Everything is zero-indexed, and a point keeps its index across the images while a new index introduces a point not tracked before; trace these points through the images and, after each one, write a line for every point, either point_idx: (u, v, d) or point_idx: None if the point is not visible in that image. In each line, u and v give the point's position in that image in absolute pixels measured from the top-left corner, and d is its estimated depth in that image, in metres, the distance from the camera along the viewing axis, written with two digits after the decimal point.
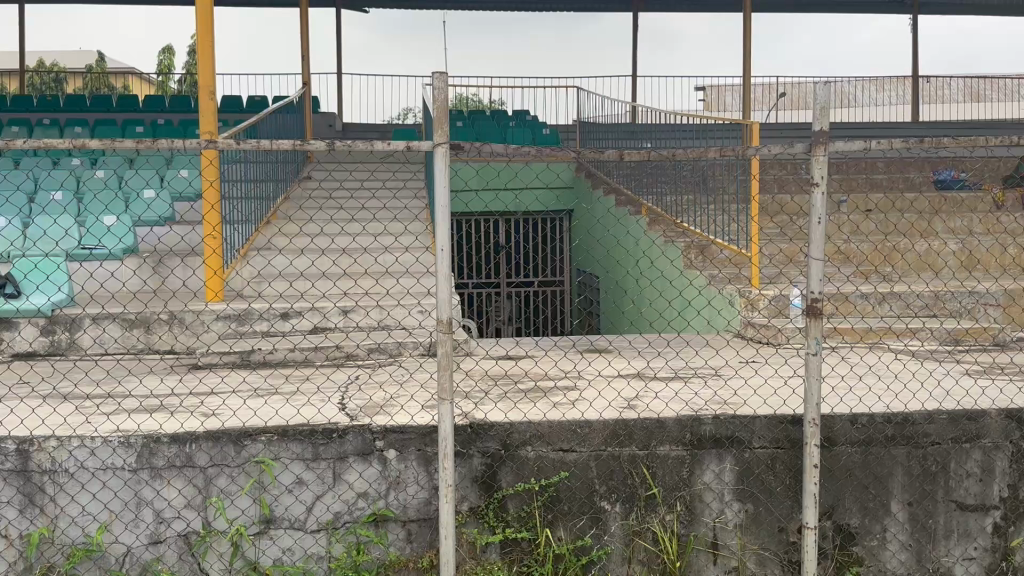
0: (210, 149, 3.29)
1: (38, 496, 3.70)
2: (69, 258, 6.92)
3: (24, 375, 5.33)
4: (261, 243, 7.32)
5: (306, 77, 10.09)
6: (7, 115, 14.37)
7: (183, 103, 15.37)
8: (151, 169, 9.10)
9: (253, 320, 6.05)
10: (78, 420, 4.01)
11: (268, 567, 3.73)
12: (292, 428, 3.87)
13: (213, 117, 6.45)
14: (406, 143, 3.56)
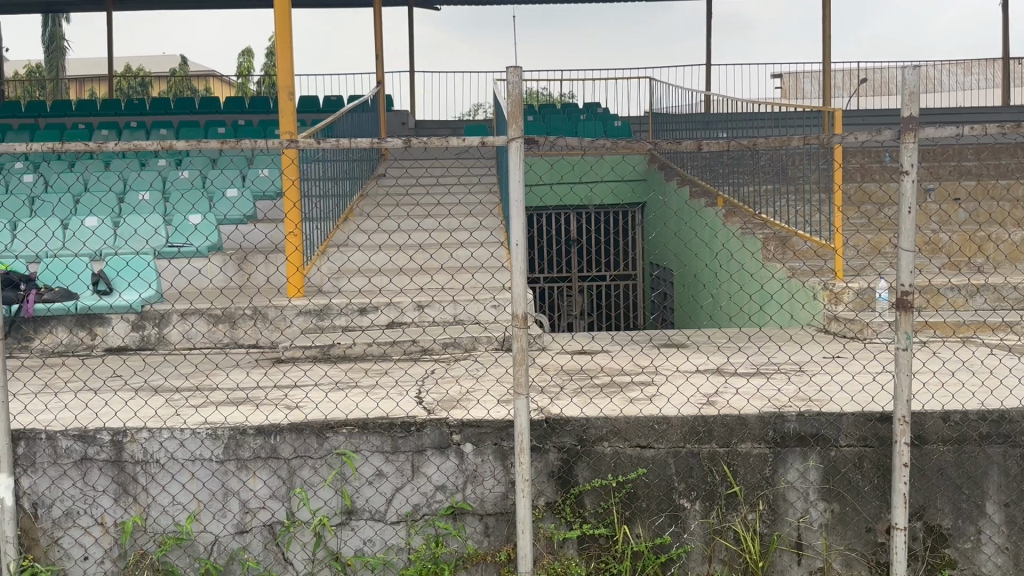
0: (290, 148, 3.34)
1: (131, 486, 3.83)
2: (159, 256, 7.17)
3: (118, 368, 5.55)
4: (339, 240, 7.44)
5: (380, 75, 10.22)
6: (98, 120, 14.96)
7: (263, 103, 15.76)
8: (233, 168, 9.38)
9: (332, 315, 6.16)
10: (166, 413, 4.13)
11: (350, 558, 3.81)
12: (371, 421, 3.93)
13: (293, 116, 6.57)
14: (480, 138, 3.54)
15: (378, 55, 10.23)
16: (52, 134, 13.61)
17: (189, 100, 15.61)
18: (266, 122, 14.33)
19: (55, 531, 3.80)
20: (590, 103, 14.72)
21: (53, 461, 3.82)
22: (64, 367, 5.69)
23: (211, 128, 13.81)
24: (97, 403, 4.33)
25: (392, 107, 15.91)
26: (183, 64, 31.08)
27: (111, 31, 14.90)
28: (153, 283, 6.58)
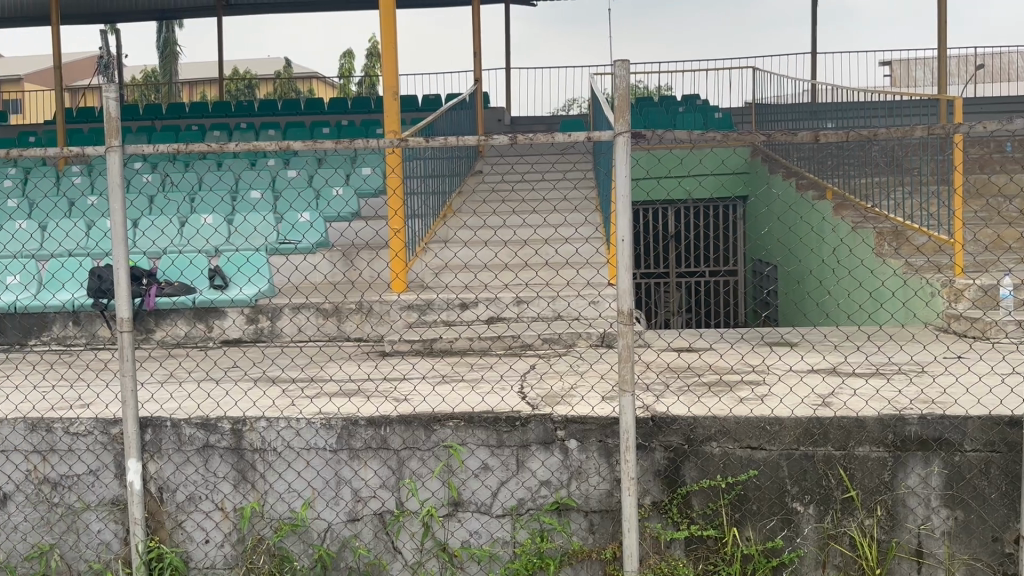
0: (402, 146, 3.40)
1: (249, 472, 3.98)
2: (274, 252, 7.43)
3: (236, 359, 5.78)
4: (440, 236, 7.54)
5: (478, 72, 10.31)
6: (210, 122, 15.62)
7: (364, 103, 16.15)
8: (337, 168, 9.67)
9: (437, 309, 6.21)
10: (282, 403, 4.28)
11: (457, 550, 3.85)
12: (477, 415, 3.96)
13: (398, 116, 6.69)
14: (586, 134, 3.52)
15: (477, 52, 10.33)
16: (169, 135, 14.29)
17: (294, 101, 16.13)
18: (367, 121, 14.68)
19: (178, 514, 3.97)
20: (688, 96, 14.50)
21: (178, 448, 3.98)
22: (187, 358, 5.97)
23: (316, 129, 14.23)
24: (217, 393, 4.51)
25: (488, 103, 16.05)
26: (286, 66, 32.13)
27: (221, 36, 15.53)
28: (267, 276, 6.92)
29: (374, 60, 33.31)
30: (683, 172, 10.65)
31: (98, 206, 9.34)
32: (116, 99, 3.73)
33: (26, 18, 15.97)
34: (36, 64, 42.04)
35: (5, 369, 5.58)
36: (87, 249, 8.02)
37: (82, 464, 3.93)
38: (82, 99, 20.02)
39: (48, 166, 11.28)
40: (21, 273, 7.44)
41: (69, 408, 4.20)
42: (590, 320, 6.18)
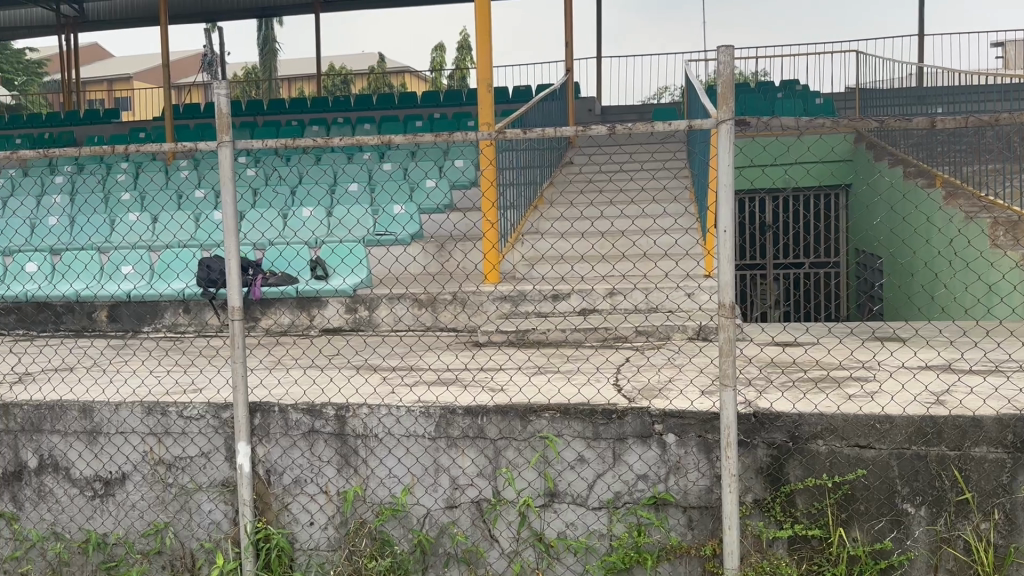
0: (503, 137, 3.40)
1: (352, 457, 4.08)
2: (375, 244, 7.60)
3: (337, 348, 5.94)
4: (529, 228, 7.56)
5: (569, 62, 10.27)
6: (309, 117, 16.09)
7: (456, 95, 16.31)
8: (431, 160, 9.82)
9: (529, 302, 6.22)
10: (382, 391, 4.37)
11: (553, 540, 3.87)
12: (573, 407, 3.95)
13: (492, 108, 6.72)
14: (687, 123, 3.44)
15: (568, 42, 10.28)
16: (270, 131, 14.74)
17: (389, 95, 16.45)
18: (459, 114, 14.85)
19: (285, 496, 4.10)
20: (787, 82, 14.12)
21: (285, 432, 4.12)
22: (291, 345, 6.18)
23: (410, 122, 14.57)
24: (320, 380, 4.65)
25: (579, 93, 16.02)
26: (379, 61, 32.77)
27: (318, 32, 15.94)
28: (366, 265, 6.98)
29: (464, 53, 33.64)
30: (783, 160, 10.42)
31: (206, 199, 9.74)
32: (226, 95, 3.84)
33: (137, 20, 16.75)
34: (146, 64, 44.12)
35: (123, 355, 5.87)
36: (195, 241, 8.36)
37: (194, 446, 4.09)
38: (190, 96, 20.91)
39: (159, 161, 11.81)
40: (134, 263, 7.83)
41: (182, 393, 4.38)
42: (687, 312, 6.08)
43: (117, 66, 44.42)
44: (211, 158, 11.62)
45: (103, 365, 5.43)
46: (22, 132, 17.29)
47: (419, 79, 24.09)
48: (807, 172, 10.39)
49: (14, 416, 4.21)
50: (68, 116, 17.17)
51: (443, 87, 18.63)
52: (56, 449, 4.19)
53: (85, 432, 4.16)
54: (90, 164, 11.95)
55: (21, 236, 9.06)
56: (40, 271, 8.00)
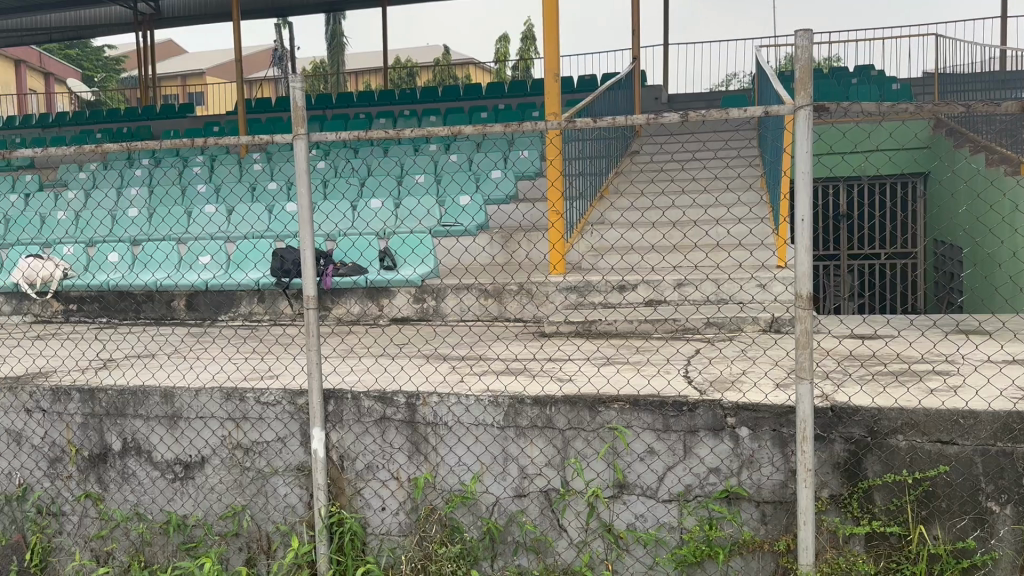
0: (575, 126, 3.36)
1: (423, 445, 4.13)
2: (443, 235, 7.70)
3: (407, 336, 6.03)
4: (595, 218, 7.55)
5: (635, 51, 10.16)
6: (375, 109, 16.32)
7: (521, 86, 16.33)
8: (497, 151, 9.88)
9: (595, 293, 6.17)
10: (452, 380, 4.41)
11: (623, 531, 3.85)
12: (643, 398, 3.89)
13: (559, 97, 6.71)
14: (764, 109, 3.34)
15: (635, 30, 10.17)
16: (339, 124, 14.99)
17: (454, 86, 16.55)
18: (524, 105, 14.88)
19: (358, 481, 4.18)
20: (861, 69, 13.76)
21: (357, 419, 4.18)
22: (361, 334, 6.30)
23: (475, 114, 14.71)
24: (391, 368, 4.72)
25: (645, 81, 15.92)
26: (445, 53, 33.00)
27: (384, 25, 16.11)
28: (434, 256, 7.12)
29: (529, 43, 33.63)
30: (861, 147, 10.17)
31: (278, 190, 10.00)
32: (301, 88, 3.90)
33: (210, 16, 17.15)
34: (217, 59, 45.23)
35: (201, 342, 6.05)
36: (267, 232, 8.56)
37: (271, 431, 4.19)
38: (261, 90, 21.37)
39: (233, 154, 12.11)
40: (212, 254, 8.06)
41: (257, 379, 4.49)
42: (761, 303, 5.96)
43: (190, 62, 45.66)
44: (281, 151, 11.88)
45: (183, 352, 5.59)
46: (102, 127, 17.91)
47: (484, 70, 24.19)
48: (886, 160, 10.15)
49: (100, 400, 4.36)
50: (145, 111, 17.71)
51: (508, 78, 18.67)
52: (139, 432, 4.33)
53: (167, 416, 4.29)
54: (167, 157, 12.32)
55: (103, 226, 9.40)
56: (121, 261, 8.30)
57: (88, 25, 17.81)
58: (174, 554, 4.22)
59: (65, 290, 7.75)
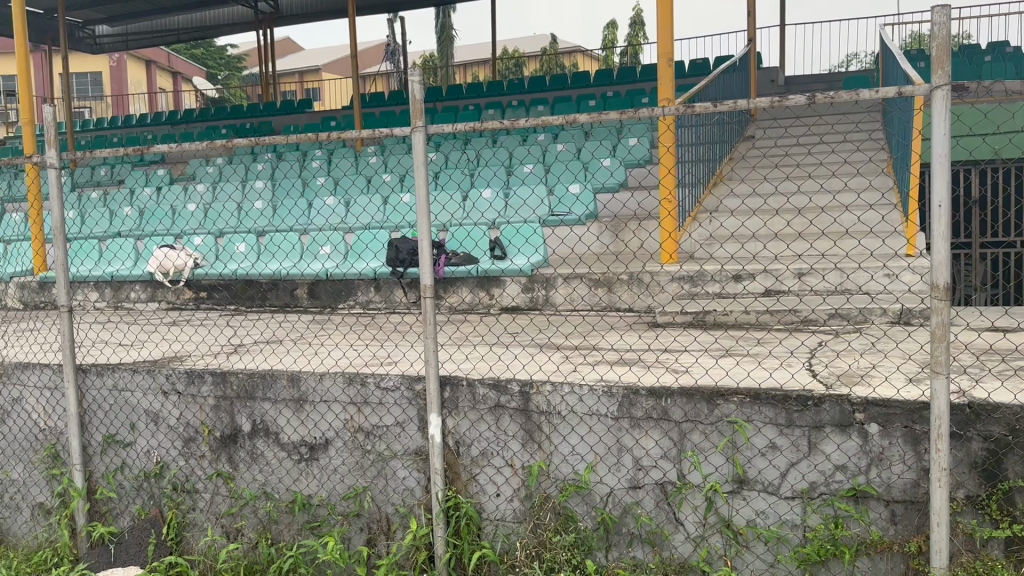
0: (694, 111, 3.25)
1: (537, 433, 4.11)
2: (549, 224, 7.83)
3: (521, 325, 6.08)
4: (711, 205, 7.44)
5: (751, 33, 9.87)
6: (485, 101, 16.50)
7: (629, 73, 16.14)
8: (606, 140, 9.88)
9: (706, 281, 6.14)
10: (565, 369, 4.39)
11: (743, 527, 3.74)
12: (765, 392, 3.73)
13: (672, 82, 6.60)
14: (897, 89, 3.10)
15: (749, 11, 9.87)
16: (448, 116, 15.20)
17: (562, 75, 16.53)
18: (633, 92, 14.71)
19: (473, 467, 4.22)
20: (995, 45, 12.98)
21: (472, 406, 4.21)
22: (474, 322, 6.42)
23: (583, 102, 14.64)
24: (507, 356, 4.77)
25: (759, 64, 15.53)
26: (551, 42, 32.97)
27: (492, 16, 16.22)
28: (543, 247, 7.18)
29: (637, 28, 33.23)
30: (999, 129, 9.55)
31: (391, 182, 10.33)
32: (419, 81, 3.94)
33: (323, 13, 17.69)
34: (331, 55, 46.69)
35: (323, 329, 6.27)
36: (382, 222, 8.79)
37: (390, 416, 4.28)
38: (373, 84, 21.92)
39: (349, 147, 12.50)
40: (332, 244, 8.35)
41: (377, 366, 4.62)
42: (893, 295, 5.71)
43: (305, 58, 47.34)
44: (394, 143, 12.16)
45: (306, 338, 5.81)
46: (227, 124, 18.77)
47: (591, 58, 24.07)
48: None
49: (231, 383, 4.57)
50: (266, 108, 18.48)
51: (617, 66, 18.50)
52: (267, 414, 4.51)
53: (293, 399, 4.46)
54: (287, 151, 12.80)
55: (232, 219, 9.90)
56: (245, 251, 8.68)
57: (212, 25, 18.63)
58: (300, 532, 4.40)
59: (196, 279, 8.19)
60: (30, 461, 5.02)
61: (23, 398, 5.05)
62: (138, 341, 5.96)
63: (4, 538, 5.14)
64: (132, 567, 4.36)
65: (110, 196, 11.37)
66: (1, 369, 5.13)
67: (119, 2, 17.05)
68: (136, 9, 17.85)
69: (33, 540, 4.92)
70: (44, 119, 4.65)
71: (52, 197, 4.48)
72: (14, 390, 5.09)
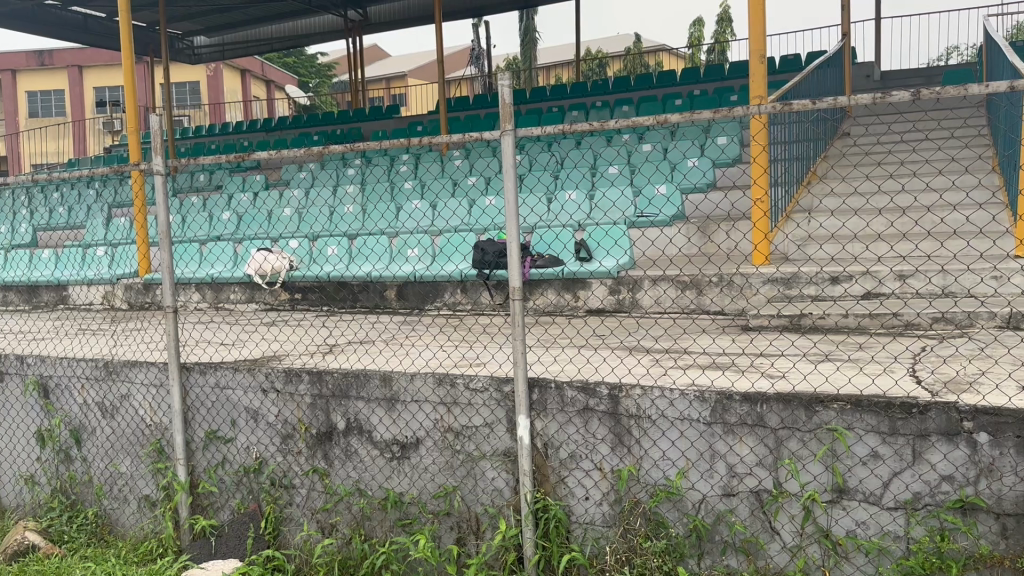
0: (790, 109, 3.16)
1: (626, 437, 4.06)
2: (634, 226, 7.83)
3: (609, 328, 6.05)
4: (804, 205, 7.28)
5: (845, 27, 9.59)
6: (569, 103, 16.49)
7: (717, 70, 15.90)
8: (691, 140, 9.79)
9: (801, 283, 6.02)
10: (655, 373, 4.34)
11: (842, 538, 3.62)
12: (866, 398, 3.59)
13: (765, 79, 6.48)
14: (1008, 83, 2.93)
15: (843, 5, 9.59)
16: (532, 119, 15.26)
17: (647, 75, 16.42)
18: (721, 91, 14.47)
19: (562, 470, 4.20)
20: None
21: (561, 408, 4.19)
22: (562, 324, 6.45)
23: (670, 101, 14.49)
24: (595, 359, 4.76)
25: (854, 59, 15.08)
26: (637, 42, 32.72)
27: (576, 18, 16.21)
28: (627, 248, 7.21)
29: (725, 25, 32.66)
30: None
31: (477, 185, 10.47)
32: (509, 84, 3.94)
33: (408, 19, 18.00)
34: (416, 60, 47.49)
35: (415, 330, 6.38)
36: (471, 226, 8.90)
37: (479, 417, 4.32)
38: (458, 88, 22.18)
39: (434, 151, 12.67)
40: (420, 246, 8.51)
41: (467, 368, 4.67)
42: (1005, 298, 5.49)
43: (392, 65, 48.32)
44: (479, 147, 12.29)
45: (399, 339, 5.92)
46: (317, 130, 19.29)
47: (677, 57, 23.79)
48: None
49: (326, 382, 4.69)
50: (356, 113, 18.92)
51: (704, 64, 18.23)
52: (361, 413, 4.62)
53: (385, 399, 4.55)
54: (374, 156, 13.07)
55: (323, 221, 10.19)
56: (337, 253, 8.91)
57: (304, 34, 19.19)
58: (391, 530, 4.49)
59: (292, 281, 8.45)
60: (137, 455, 5.26)
61: (131, 395, 5.29)
62: (238, 341, 6.18)
63: (112, 528, 5.40)
64: (232, 560, 4.53)
65: (209, 201, 11.86)
66: (109, 367, 5.37)
67: (215, 14, 17.73)
68: (231, 20, 18.53)
69: (140, 531, 5.17)
70: (151, 127, 4.85)
71: (157, 202, 4.66)
72: (122, 387, 5.32)
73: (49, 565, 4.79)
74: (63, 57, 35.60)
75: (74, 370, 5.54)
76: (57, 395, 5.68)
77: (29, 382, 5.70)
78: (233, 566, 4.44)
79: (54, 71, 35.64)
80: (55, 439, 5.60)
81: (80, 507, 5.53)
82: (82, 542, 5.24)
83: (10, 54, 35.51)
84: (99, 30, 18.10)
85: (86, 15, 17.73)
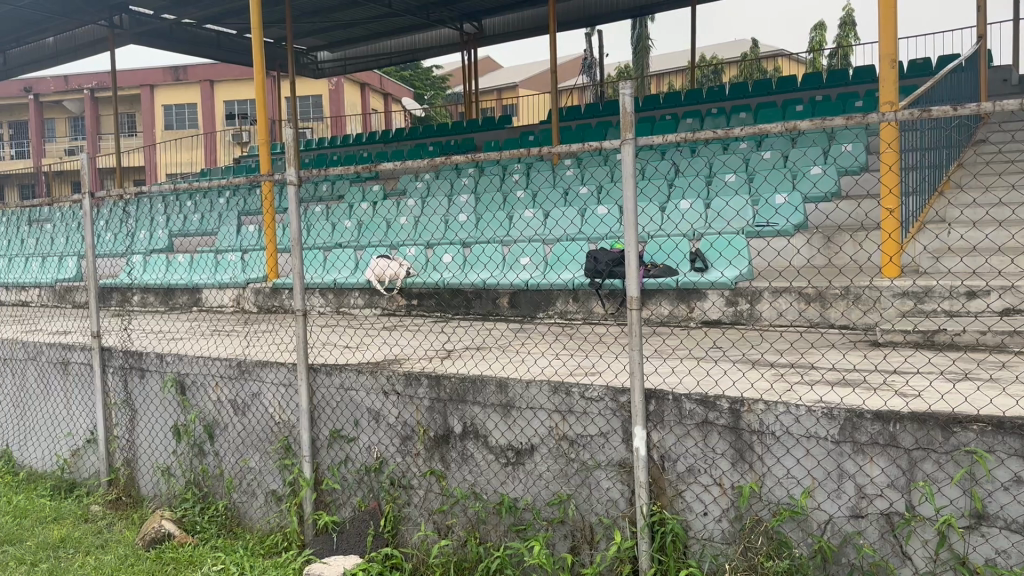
0: (928, 117, 3.02)
1: (748, 453, 3.96)
2: (753, 236, 7.68)
3: (727, 340, 5.96)
4: (934, 216, 6.99)
5: (983, 28, 9.12)
6: (685, 109, 16.33)
7: (841, 76, 15.42)
8: (813, 148, 9.53)
9: (936, 298, 5.68)
10: (779, 388, 4.23)
11: (980, 566, 3.42)
12: (1009, 420, 3.37)
13: (895, 85, 6.26)
14: None
15: (980, 6, 9.12)
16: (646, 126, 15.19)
17: (766, 81, 16.12)
18: (845, 96, 14.02)
19: (679, 483, 4.15)
20: None
21: (679, 421, 4.14)
22: (676, 335, 6.41)
23: (789, 108, 14.14)
24: (714, 372, 4.69)
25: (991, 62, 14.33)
26: (752, 46, 32.08)
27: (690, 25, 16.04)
28: (746, 259, 7.13)
29: (847, 29, 31.65)
30: None
31: (590, 194, 10.48)
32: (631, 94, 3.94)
33: (521, 31, 18.23)
34: (527, 70, 48.05)
35: (530, 337, 6.47)
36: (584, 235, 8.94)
37: (594, 426, 4.31)
38: (571, 97, 22.31)
39: (546, 160, 12.77)
40: (531, 255, 8.62)
41: (582, 376, 4.69)
42: None
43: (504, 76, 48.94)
44: (592, 157, 12.29)
45: (516, 346, 6.00)
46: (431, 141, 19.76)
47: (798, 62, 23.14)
48: None
49: (445, 386, 4.81)
50: (468, 123, 19.29)
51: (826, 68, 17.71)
52: (477, 418, 4.70)
53: (501, 405, 4.62)
54: (487, 164, 13.31)
55: (437, 230, 10.49)
56: (454, 262, 9.09)
57: (422, 49, 19.75)
58: (506, 534, 4.55)
59: (410, 286, 8.67)
60: (266, 451, 5.52)
61: (261, 393, 5.56)
62: (361, 345, 6.40)
63: (241, 520, 5.67)
64: (353, 556, 4.71)
65: (330, 210, 12.36)
66: (243, 366, 5.65)
67: (336, 30, 18.47)
68: (351, 35, 19.27)
69: (266, 524, 5.42)
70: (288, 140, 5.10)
71: (292, 212, 4.90)
72: (253, 386, 5.60)
73: (182, 553, 5.08)
74: (196, 72, 37.74)
75: (209, 368, 5.85)
76: (193, 392, 6.01)
77: (168, 379, 6.04)
78: (353, 563, 4.61)
79: (188, 86, 37.85)
80: (190, 434, 5.93)
81: (211, 499, 5.83)
82: (213, 533, 5.53)
83: (149, 71, 38.00)
84: (230, 46, 19.14)
85: (218, 32, 18.77)
